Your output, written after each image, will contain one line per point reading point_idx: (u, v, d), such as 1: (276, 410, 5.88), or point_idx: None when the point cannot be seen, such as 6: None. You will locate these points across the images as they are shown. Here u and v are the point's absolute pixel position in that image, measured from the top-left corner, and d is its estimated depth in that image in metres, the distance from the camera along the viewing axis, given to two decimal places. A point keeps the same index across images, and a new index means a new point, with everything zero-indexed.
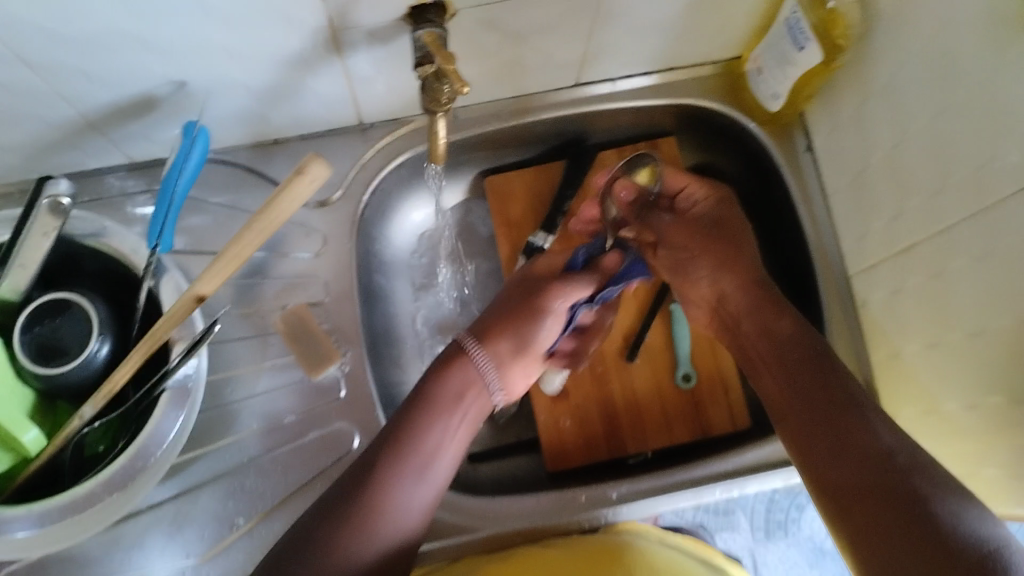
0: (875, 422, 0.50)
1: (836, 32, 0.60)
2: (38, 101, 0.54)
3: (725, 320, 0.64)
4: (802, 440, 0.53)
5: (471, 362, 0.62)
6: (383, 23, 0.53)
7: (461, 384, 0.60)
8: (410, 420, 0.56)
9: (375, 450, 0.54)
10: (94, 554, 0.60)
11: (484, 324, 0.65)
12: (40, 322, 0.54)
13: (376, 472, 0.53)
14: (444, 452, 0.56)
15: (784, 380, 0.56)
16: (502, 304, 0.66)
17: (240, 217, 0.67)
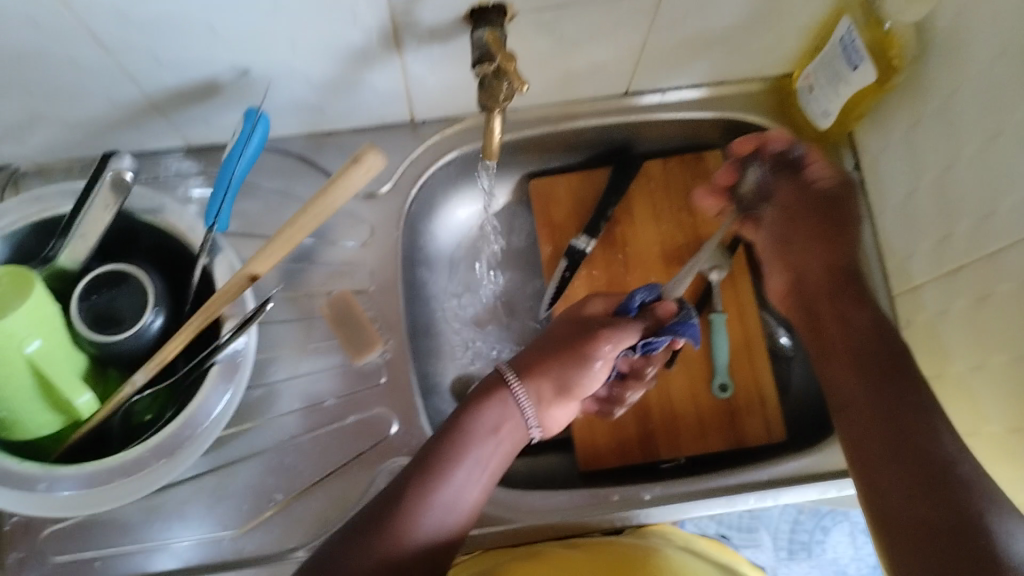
0: (943, 432, 0.51)
1: (891, 52, 0.61)
2: (105, 79, 0.56)
3: (801, 296, 0.65)
4: (868, 446, 0.53)
5: (510, 392, 0.61)
6: (443, 22, 0.55)
7: (499, 413, 0.59)
8: (442, 448, 0.56)
9: (405, 475, 0.55)
10: (135, 518, 0.62)
11: (528, 360, 0.63)
12: (98, 292, 0.57)
13: (406, 499, 0.53)
14: (472, 481, 0.56)
15: (851, 370, 0.57)
16: (548, 347, 0.63)
17: (292, 204, 0.69)
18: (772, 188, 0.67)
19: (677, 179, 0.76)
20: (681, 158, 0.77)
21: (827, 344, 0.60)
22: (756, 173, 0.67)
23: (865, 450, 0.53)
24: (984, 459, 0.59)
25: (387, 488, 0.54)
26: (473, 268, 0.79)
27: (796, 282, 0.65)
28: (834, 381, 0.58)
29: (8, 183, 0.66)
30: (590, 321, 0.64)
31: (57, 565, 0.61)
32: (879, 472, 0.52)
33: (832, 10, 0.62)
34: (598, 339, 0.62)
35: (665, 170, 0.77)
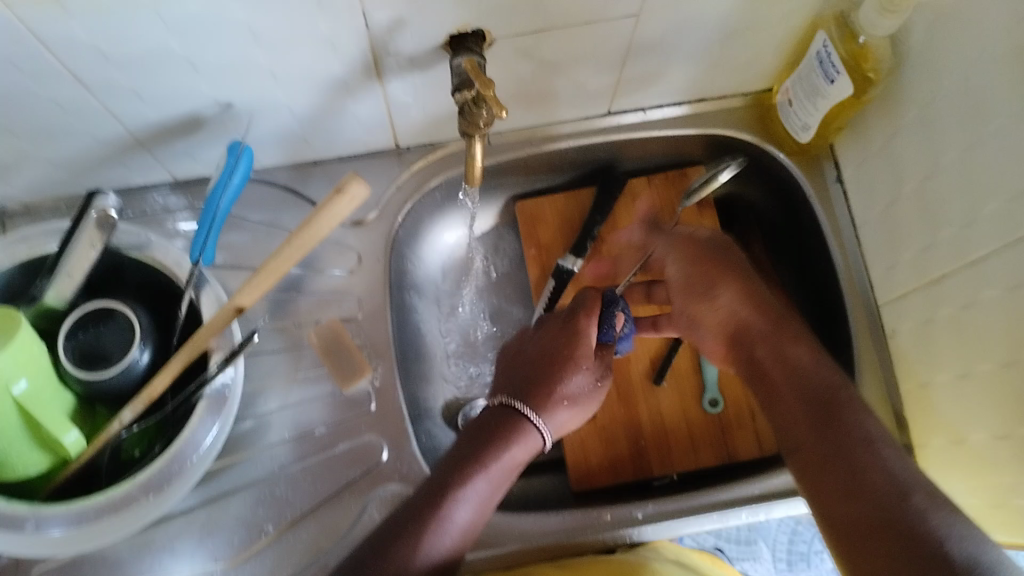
0: (887, 452, 0.49)
1: (866, 65, 0.61)
2: (88, 118, 0.56)
3: (733, 343, 0.60)
4: (816, 470, 0.51)
5: (530, 419, 0.57)
6: (423, 51, 0.55)
7: (512, 414, 0.57)
8: (466, 454, 0.55)
9: (430, 484, 0.54)
10: (124, 556, 0.61)
11: (529, 389, 0.58)
12: (84, 329, 0.57)
13: (430, 507, 0.52)
14: (493, 483, 0.54)
15: (802, 418, 0.53)
16: (528, 371, 0.59)
17: (278, 234, 0.69)
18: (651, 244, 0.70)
19: (663, 196, 0.77)
20: (665, 175, 0.77)
21: (761, 387, 0.57)
22: (637, 234, 0.73)
23: (821, 482, 0.50)
24: (975, 468, 0.59)
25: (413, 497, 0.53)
26: (462, 291, 0.79)
27: (732, 327, 0.61)
28: (784, 434, 0.54)
29: None
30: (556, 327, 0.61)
31: None
32: (841, 504, 0.49)
33: (808, 26, 0.63)
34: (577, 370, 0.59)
35: (649, 186, 0.77)
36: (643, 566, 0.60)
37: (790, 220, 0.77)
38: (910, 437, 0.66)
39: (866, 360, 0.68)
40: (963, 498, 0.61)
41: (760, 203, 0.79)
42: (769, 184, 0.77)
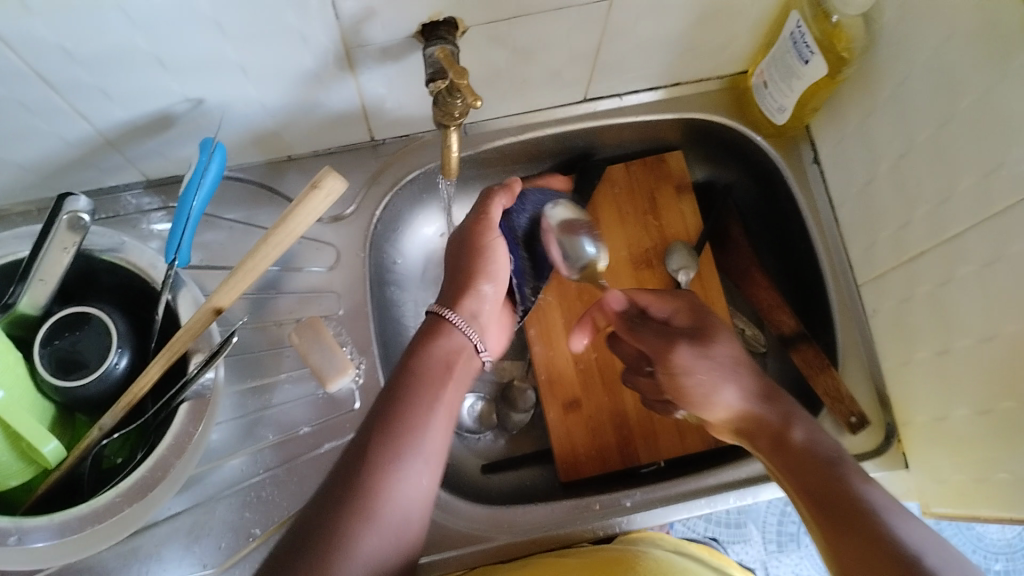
0: (897, 520, 0.47)
1: (840, 44, 0.61)
2: (55, 119, 0.55)
3: (753, 440, 0.57)
4: (832, 533, 0.49)
5: (454, 326, 0.58)
6: (396, 41, 0.55)
7: (448, 351, 0.57)
8: (382, 427, 0.50)
9: (346, 462, 0.49)
10: (110, 565, 0.60)
11: (449, 291, 0.62)
12: (60, 336, 0.55)
13: (355, 490, 0.47)
14: (428, 455, 0.51)
15: (808, 491, 0.52)
16: (455, 258, 0.62)
17: (255, 233, 0.68)
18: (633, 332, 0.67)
19: (643, 184, 0.77)
20: (642, 161, 0.77)
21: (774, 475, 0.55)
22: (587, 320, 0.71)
23: (837, 541, 0.48)
24: (957, 443, 0.60)
25: (327, 481, 0.49)
26: (444, 283, 0.80)
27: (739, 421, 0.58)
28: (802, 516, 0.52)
29: None
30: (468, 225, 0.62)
31: None
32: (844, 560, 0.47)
33: (782, 7, 0.63)
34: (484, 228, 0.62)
35: (627, 174, 0.77)
36: (636, 551, 0.60)
37: (767, 201, 0.77)
38: (894, 416, 0.67)
39: (846, 344, 0.69)
40: (947, 473, 0.62)
41: (739, 186, 0.79)
42: (748, 166, 0.77)
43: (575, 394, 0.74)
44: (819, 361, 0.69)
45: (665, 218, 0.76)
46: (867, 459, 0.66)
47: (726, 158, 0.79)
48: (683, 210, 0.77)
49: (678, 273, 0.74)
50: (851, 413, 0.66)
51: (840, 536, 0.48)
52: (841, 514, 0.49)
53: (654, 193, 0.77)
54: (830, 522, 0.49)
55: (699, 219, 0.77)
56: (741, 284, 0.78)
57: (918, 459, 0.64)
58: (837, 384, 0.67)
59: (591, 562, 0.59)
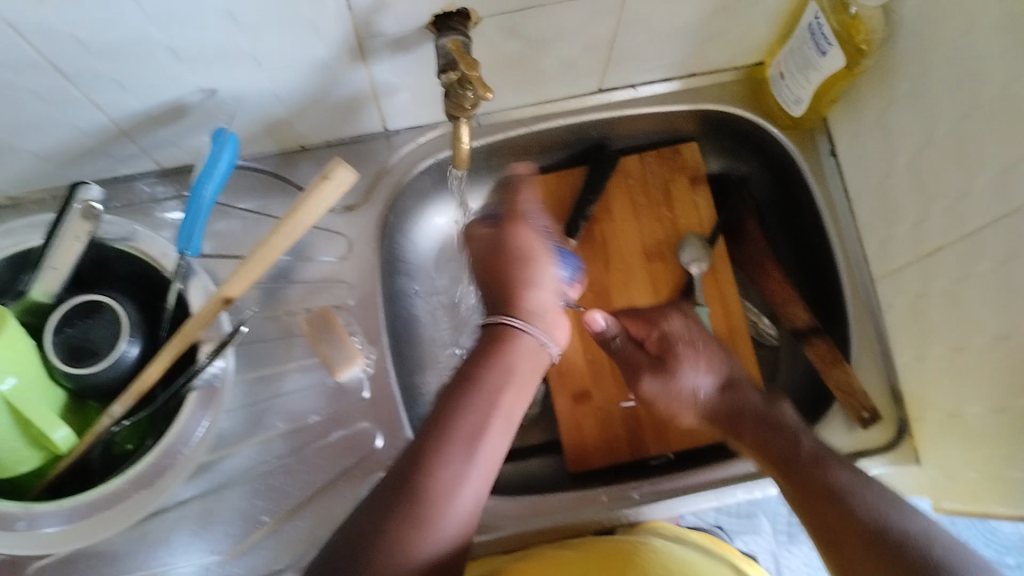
0: (889, 507, 0.50)
1: (859, 36, 0.60)
2: (68, 109, 0.55)
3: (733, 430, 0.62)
4: (825, 517, 0.51)
5: (521, 330, 0.56)
6: (407, 32, 0.54)
7: (519, 356, 0.55)
8: (440, 432, 0.49)
9: (400, 468, 0.48)
10: (121, 550, 0.61)
11: (498, 296, 0.58)
12: (71, 324, 0.56)
13: (408, 498, 0.46)
14: (482, 462, 0.49)
15: (799, 480, 0.54)
16: (489, 279, 0.59)
17: (267, 222, 0.68)
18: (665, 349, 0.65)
19: (657, 175, 0.76)
20: (657, 153, 0.77)
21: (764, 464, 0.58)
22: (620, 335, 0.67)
23: (831, 526, 0.51)
24: (971, 443, 0.59)
25: (378, 490, 0.47)
26: (456, 273, 0.79)
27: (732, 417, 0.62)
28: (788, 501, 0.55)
29: None
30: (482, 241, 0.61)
31: None
32: (839, 541, 0.50)
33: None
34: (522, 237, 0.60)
35: (642, 165, 0.76)
36: (641, 543, 0.61)
37: (783, 194, 0.76)
38: (906, 412, 0.66)
39: (861, 340, 0.68)
40: (959, 470, 0.61)
41: (755, 178, 0.78)
42: (764, 158, 0.76)
43: (586, 385, 0.73)
44: (831, 355, 0.68)
45: (679, 210, 0.76)
46: (880, 453, 0.65)
47: (742, 150, 0.78)
48: (698, 202, 0.76)
49: (690, 266, 0.74)
50: (864, 409, 0.66)
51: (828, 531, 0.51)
52: (826, 509, 0.51)
53: (668, 185, 0.76)
54: (819, 519, 0.52)
55: (713, 211, 0.76)
56: (753, 277, 0.77)
57: (930, 455, 0.64)
58: (850, 378, 0.66)
59: (596, 554, 0.59)
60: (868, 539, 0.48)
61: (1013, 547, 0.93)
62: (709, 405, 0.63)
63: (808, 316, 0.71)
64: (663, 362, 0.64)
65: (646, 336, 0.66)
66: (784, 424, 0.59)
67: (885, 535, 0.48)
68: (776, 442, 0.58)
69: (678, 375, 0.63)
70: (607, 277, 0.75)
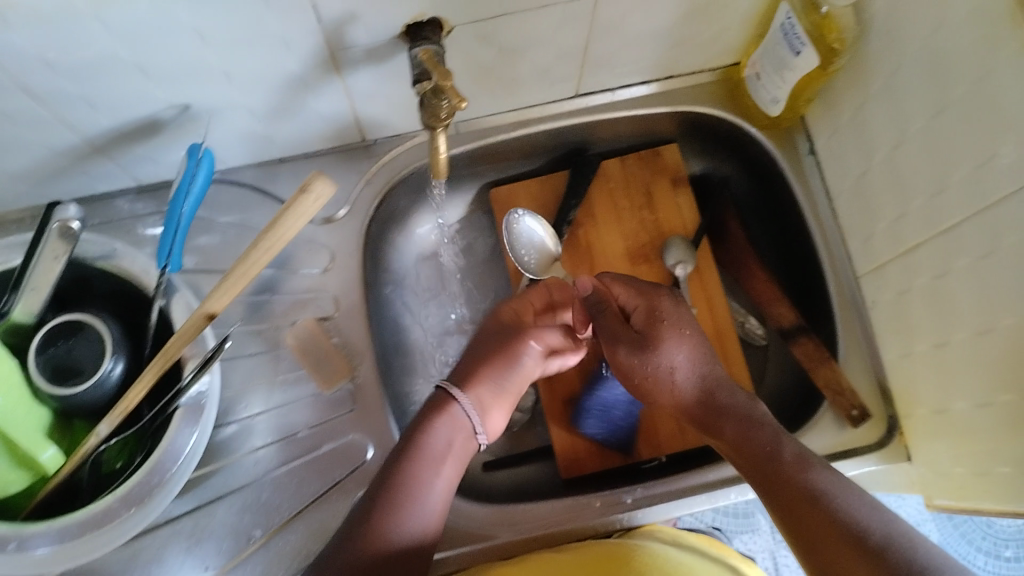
0: (852, 496, 0.49)
1: (831, 35, 0.60)
2: (41, 129, 0.55)
3: (702, 421, 0.59)
4: (796, 510, 0.50)
5: (458, 408, 0.60)
6: (380, 42, 0.54)
7: (453, 430, 0.58)
8: (382, 493, 0.53)
9: (347, 525, 0.51)
10: (114, 569, 0.61)
11: (462, 374, 0.63)
12: (54, 344, 0.56)
13: (351, 550, 0.49)
14: (422, 520, 0.53)
15: (766, 480, 0.53)
16: (471, 354, 0.65)
17: (249, 235, 0.69)
18: (650, 324, 0.60)
19: (638, 178, 0.77)
20: (637, 156, 0.77)
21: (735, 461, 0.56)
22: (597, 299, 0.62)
23: (805, 519, 0.49)
24: (958, 435, 0.59)
25: (326, 545, 0.50)
26: (444, 280, 0.80)
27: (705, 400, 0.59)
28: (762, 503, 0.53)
29: None
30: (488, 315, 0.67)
31: None
32: (814, 533, 0.48)
33: None
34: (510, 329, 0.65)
35: (622, 169, 0.77)
36: (629, 543, 0.62)
37: (764, 194, 0.77)
38: (895, 409, 0.66)
39: (846, 337, 0.69)
40: (948, 466, 0.61)
41: (735, 178, 0.79)
42: (743, 159, 0.77)
43: (574, 389, 0.74)
44: (819, 353, 0.69)
45: (661, 212, 0.76)
46: (870, 452, 0.66)
47: (721, 152, 0.78)
48: (680, 203, 0.76)
49: (675, 268, 0.73)
50: (852, 406, 0.66)
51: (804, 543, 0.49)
52: (806, 518, 0.49)
53: (650, 187, 0.77)
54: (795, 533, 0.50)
55: (695, 213, 0.76)
56: (740, 276, 0.77)
57: (920, 453, 0.64)
58: (838, 375, 0.67)
59: (585, 556, 0.60)
60: (842, 537, 0.47)
61: (1011, 539, 0.93)
62: (688, 389, 0.59)
63: (793, 314, 0.72)
64: (644, 338, 0.60)
65: (634, 307, 0.61)
66: (750, 426, 0.56)
67: (864, 533, 0.46)
68: (749, 449, 0.55)
69: (658, 351, 0.59)
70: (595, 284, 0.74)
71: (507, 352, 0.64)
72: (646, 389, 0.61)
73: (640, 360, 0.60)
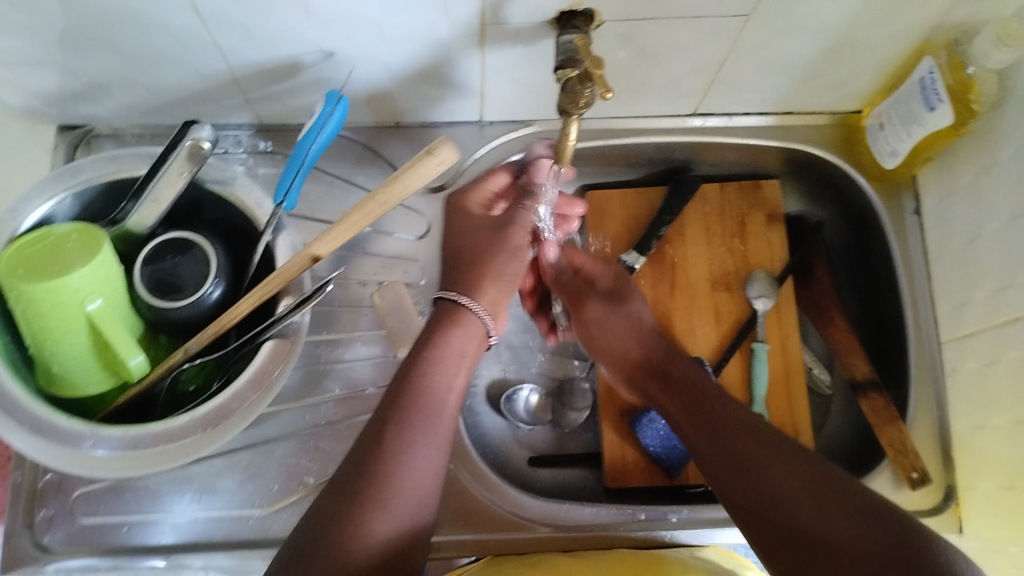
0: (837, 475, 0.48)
1: (970, 96, 0.60)
2: (191, 49, 0.57)
3: (657, 371, 0.62)
4: (784, 490, 0.47)
5: (471, 314, 0.56)
6: (531, 24, 0.55)
7: (464, 341, 0.55)
8: (395, 415, 0.51)
9: (361, 452, 0.49)
10: (163, 488, 0.63)
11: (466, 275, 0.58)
12: (160, 259, 0.57)
13: (371, 483, 0.48)
14: (436, 448, 0.51)
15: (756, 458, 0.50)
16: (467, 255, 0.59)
17: (354, 191, 0.70)
18: (620, 287, 0.68)
19: (735, 206, 0.77)
20: (739, 184, 0.77)
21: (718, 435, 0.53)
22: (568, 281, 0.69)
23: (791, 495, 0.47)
24: (1023, 515, 0.59)
25: (341, 474, 0.49)
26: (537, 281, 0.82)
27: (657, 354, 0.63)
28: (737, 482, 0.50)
29: (82, 142, 0.68)
30: (475, 225, 0.60)
31: (84, 526, 0.62)
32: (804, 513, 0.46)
33: (914, 50, 0.62)
34: (514, 229, 0.59)
35: (721, 194, 0.77)
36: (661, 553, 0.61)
37: (858, 245, 0.77)
38: (955, 478, 0.66)
39: (919, 400, 0.68)
40: (1006, 545, 0.61)
41: (832, 226, 0.79)
42: (845, 208, 0.77)
43: (632, 402, 0.74)
44: (888, 411, 0.68)
45: (751, 244, 0.76)
46: (923, 517, 0.65)
47: (823, 197, 0.79)
48: (772, 240, 0.76)
49: (755, 301, 0.74)
50: (914, 469, 0.65)
51: (761, 505, 0.48)
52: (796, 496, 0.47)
53: (745, 218, 0.76)
54: (748, 499, 0.49)
55: (785, 252, 0.76)
56: (818, 322, 0.77)
57: (975, 526, 0.63)
58: (904, 437, 0.66)
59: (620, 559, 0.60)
60: (817, 497, 0.46)
61: None
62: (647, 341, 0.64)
63: (869, 368, 0.71)
64: (615, 294, 0.67)
65: (602, 273, 0.68)
66: (717, 396, 0.56)
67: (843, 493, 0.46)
68: (721, 414, 0.54)
69: (629, 304, 0.66)
70: (674, 304, 0.74)
71: (517, 255, 0.59)
72: (605, 342, 0.67)
73: (612, 312, 0.66)
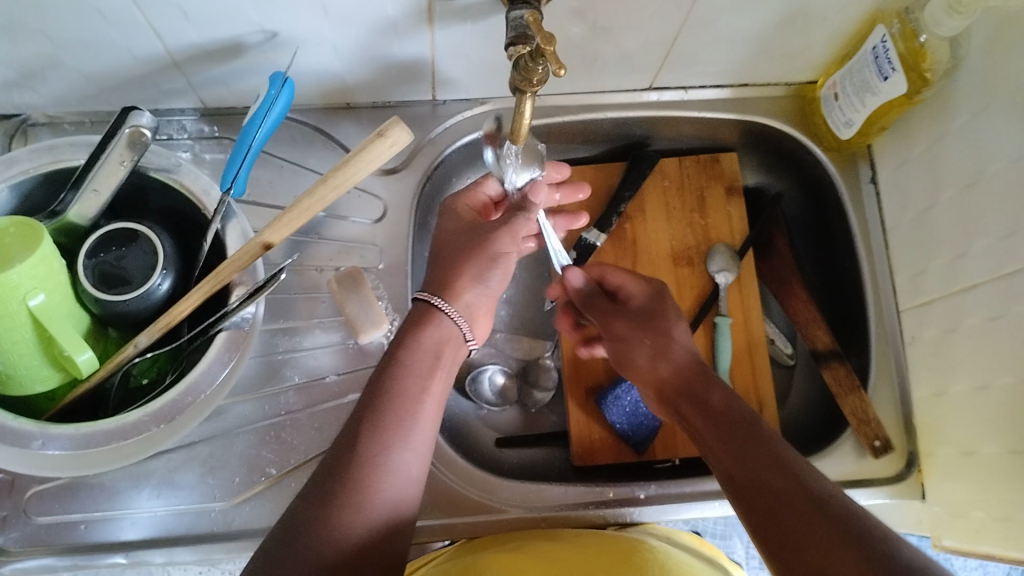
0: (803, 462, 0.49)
1: (923, 64, 0.60)
2: (128, 33, 0.55)
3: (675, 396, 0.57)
4: (752, 490, 0.48)
5: (446, 316, 0.57)
6: (479, 0, 0.54)
7: (437, 340, 0.56)
8: (370, 419, 0.50)
9: (336, 455, 0.49)
10: (120, 484, 0.62)
11: None
12: (106, 250, 0.55)
13: (344, 483, 0.47)
14: (419, 444, 0.52)
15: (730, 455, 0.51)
16: None
17: (306, 174, 0.68)
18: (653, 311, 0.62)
19: (693, 179, 0.76)
20: (695, 158, 0.77)
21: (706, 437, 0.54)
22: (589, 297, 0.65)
23: (761, 490, 0.48)
24: (983, 479, 0.60)
25: (316, 477, 0.48)
26: None
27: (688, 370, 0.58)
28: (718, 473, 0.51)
29: (18, 132, 0.65)
30: None
31: (40, 525, 0.60)
32: (769, 503, 0.47)
33: (867, 19, 0.62)
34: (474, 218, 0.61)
35: (680, 168, 0.76)
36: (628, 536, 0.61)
37: (819, 216, 0.77)
38: (917, 445, 0.67)
39: (880, 370, 0.69)
40: (967, 507, 0.62)
41: (792, 197, 0.79)
42: (803, 179, 0.77)
43: (599, 380, 0.74)
44: (850, 380, 0.69)
45: (711, 219, 0.75)
46: (885, 485, 0.66)
47: (781, 167, 0.78)
48: (731, 212, 0.76)
49: (717, 275, 0.74)
50: (876, 437, 0.66)
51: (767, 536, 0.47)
52: (764, 490, 0.48)
53: (703, 191, 0.76)
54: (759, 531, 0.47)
55: (745, 224, 0.76)
56: (779, 294, 0.77)
57: (937, 492, 0.65)
58: (866, 406, 0.67)
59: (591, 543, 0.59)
60: (784, 490, 0.47)
61: None
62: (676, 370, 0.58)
63: (830, 338, 0.71)
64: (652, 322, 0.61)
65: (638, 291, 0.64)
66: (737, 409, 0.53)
67: (839, 527, 0.44)
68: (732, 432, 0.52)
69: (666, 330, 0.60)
70: None
71: (496, 260, 0.59)
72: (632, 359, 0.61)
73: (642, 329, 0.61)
